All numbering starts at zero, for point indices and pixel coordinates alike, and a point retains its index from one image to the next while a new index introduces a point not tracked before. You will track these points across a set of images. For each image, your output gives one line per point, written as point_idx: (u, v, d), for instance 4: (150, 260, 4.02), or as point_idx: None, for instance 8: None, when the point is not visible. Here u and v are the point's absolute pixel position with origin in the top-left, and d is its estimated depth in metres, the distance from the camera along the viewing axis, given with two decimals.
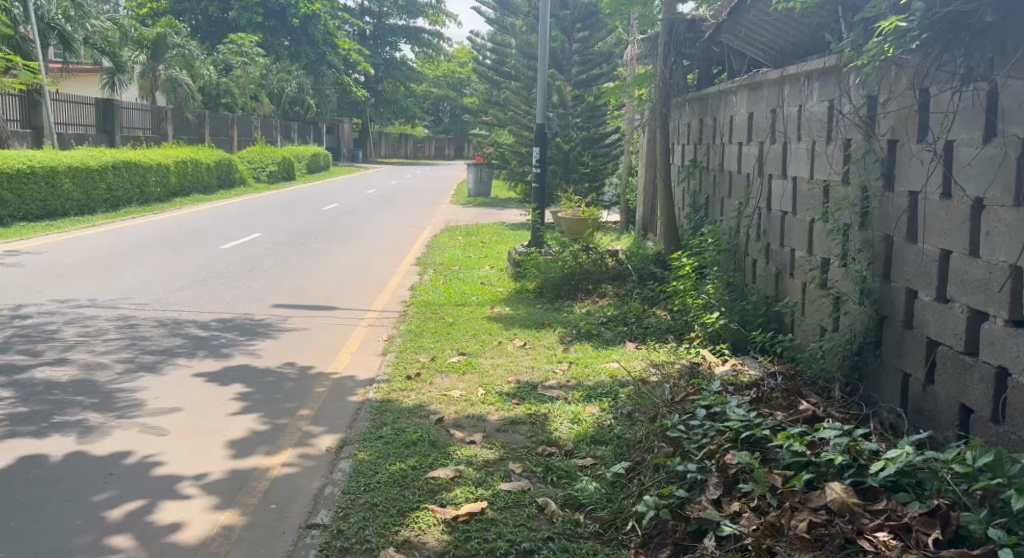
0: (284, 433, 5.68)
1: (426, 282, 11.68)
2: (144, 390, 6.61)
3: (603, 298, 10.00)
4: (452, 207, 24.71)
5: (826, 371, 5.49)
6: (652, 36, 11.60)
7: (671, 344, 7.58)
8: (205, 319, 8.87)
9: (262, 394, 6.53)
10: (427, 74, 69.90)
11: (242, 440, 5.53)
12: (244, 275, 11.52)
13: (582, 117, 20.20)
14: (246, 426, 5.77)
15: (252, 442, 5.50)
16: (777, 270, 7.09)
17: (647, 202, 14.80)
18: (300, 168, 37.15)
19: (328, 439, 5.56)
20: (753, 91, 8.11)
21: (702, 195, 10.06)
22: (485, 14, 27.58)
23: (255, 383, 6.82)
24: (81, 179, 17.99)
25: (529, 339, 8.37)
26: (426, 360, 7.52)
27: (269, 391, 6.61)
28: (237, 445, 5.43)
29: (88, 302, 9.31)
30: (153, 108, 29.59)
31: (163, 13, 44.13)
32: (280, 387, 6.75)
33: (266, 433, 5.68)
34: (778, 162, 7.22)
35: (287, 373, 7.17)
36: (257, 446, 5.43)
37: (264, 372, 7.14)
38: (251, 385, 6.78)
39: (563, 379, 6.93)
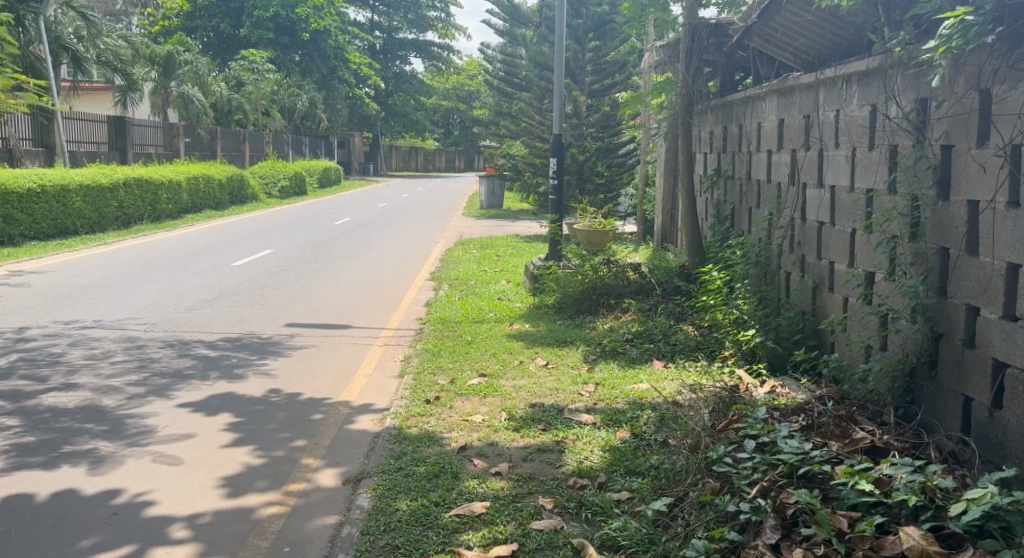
0: (285, 467, 5.34)
1: (442, 298, 11.33)
2: (152, 416, 6.28)
3: (626, 313, 9.62)
4: (463, 220, 24.38)
5: (876, 394, 5.13)
6: (672, 43, 11.29)
7: (703, 363, 7.27)
8: (213, 340, 8.55)
9: (254, 425, 6.19)
10: (437, 87, 69.86)
11: (235, 475, 5.19)
12: (255, 292, 11.21)
13: (597, 128, 19.90)
14: (241, 461, 5.43)
15: (250, 477, 5.16)
16: (814, 283, 6.77)
17: (667, 213, 14.42)
18: (311, 183, 36.94)
19: (328, 474, 5.21)
20: (784, 96, 7.77)
21: (727, 205, 9.73)
22: (495, 25, 27.36)
23: (247, 412, 6.47)
24: (92, 197, 17.78)
25: (551, 359, 7.99)
26: (444, 383, 7.16)
27: (262, 421, 6.26)
28: (233, 481, 5.10)
29: (94, 324, 9.01)
30: (165, 124, 29.42)
31: (175, 30, 44.15)
32: (273, 416, 6.40)
33: (265, 467, 5.33)
34: (814, 170, 6.89)
35: (287, 399, 6.83)
36: (255, 482, 5.09)
37: (263, 399, 6.81)
38: (241, 413, 6.44)
39: (590, 402, 6.56)
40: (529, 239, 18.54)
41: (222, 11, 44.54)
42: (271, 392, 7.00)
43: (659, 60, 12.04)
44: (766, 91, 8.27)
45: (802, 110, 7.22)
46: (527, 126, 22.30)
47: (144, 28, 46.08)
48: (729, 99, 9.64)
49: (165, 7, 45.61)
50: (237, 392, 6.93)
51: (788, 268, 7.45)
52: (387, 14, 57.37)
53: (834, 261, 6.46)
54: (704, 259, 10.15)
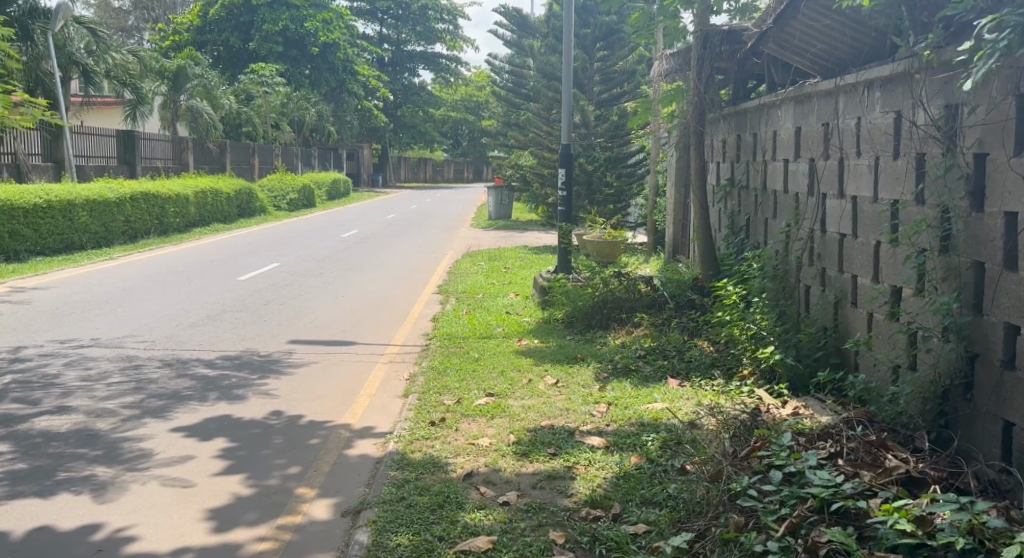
0: (275, 497, 5.09)
1: (448, 312, 11.06)
2: (147, 440, 6.03)
3: (638, 328, 9.34)
4: (472, 231, 24.15)
5: (907, 416, 4.86)
6: (682, 51, 11.06)
7: (720, 381, 7.07)
8: (213, 358, 8.29)
9: (249, 450, 5.94)
10: (446, 99, 69.78)
11: (224, 506, 4.95)
12: (259, 308, 10.98)
13: (606, 137, 19.63)
14: (230, 491, 5.19)
15: (238, 509, 4.92)
16: (835, 298, 6.56)
17: (679, 223, 14.13)
18: (320, 195, 36.77)
19: (322, 505, 4.97)
20: (801, 104, 7.53)
21: (741, 216, 9.50)
22: (503, 36, 27.19)
23: (243, 436, 6.22)
24: (99, 212, 17.59)
25: (561, 376, 7.71)
26: (450, 403, 6.89)
27: (257, 446, 6.01)
28: (219, 513, 4.86)
29: (92, 343, 8.77)
30: (174, 138, 29.29)
31: (185, 44, 44.15)
32: (269, 441, 6.15)
33: (255, 498, 5.09)
34: (835, 180, 6.65)
35: (285, 422, 6.57)
36: (243, 514, 4.85)
37: (260, 422, 6.55)
38: (236, 437, 6.18)
39: (602, 423, 6.29)
40: (538, 251, 18.27)
41: (232, 25, 44.53)
42: (270, 414, 6.75)
43: (669, 68, 11.79)
44: (781, 98, 8.04)
45: (820, 119, 6.98)
46: (535, 137, 22.05)
47: (155, 43, 46.09)
48: (742, 107, 9.39)
49: (175, 21, 45.62)
50: (234, 414, 6.68)
51: (809, 283, 7.24)
52: (395, 27, 57.34)
53: (856, 274, 6.26)
54: (719, 272, 9.82)
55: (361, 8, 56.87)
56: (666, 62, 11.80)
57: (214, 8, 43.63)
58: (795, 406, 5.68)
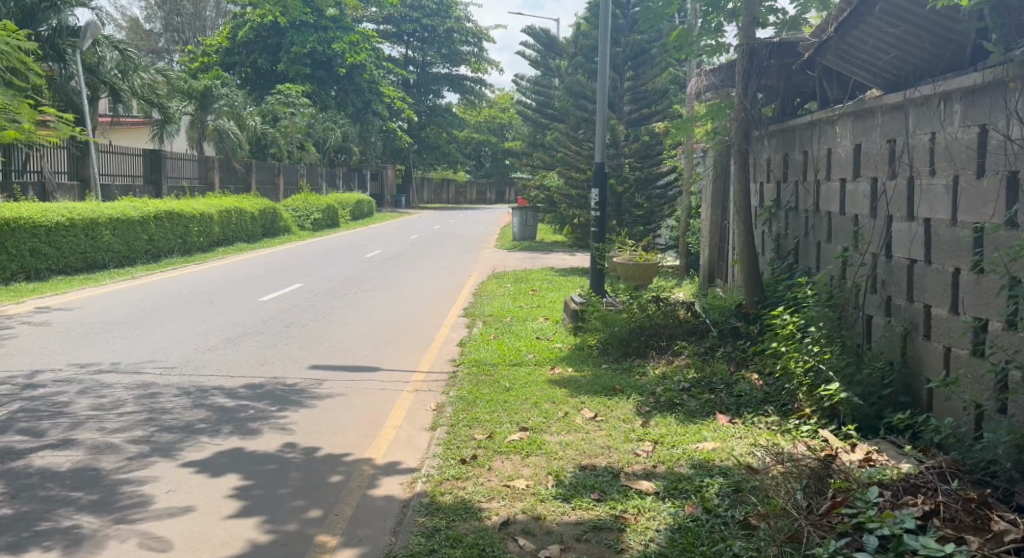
0: (291, 550, 4.67)
1: (476, 337, 10.57)
2: (153, 481, 5.57)
3: (679, 357, 8.79)
4: (497, 252, 23.71)
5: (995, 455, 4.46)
6: (725, 67, 10.62)
7: (775, 419, 6.72)
8: (232, 385, 7.82)
9: (265, 488, 5.49)
10: (471, 120, 69.54)
11: None
12: (280, 330, 10.54)
13: (636, 158, 19.12)
14: (242, 541, 4.77)
15: None
16: (903, 329, 6.38)
17: (713, 246, 13.64)
18: (344, 216, 36.46)
19: None
20: (861, 121, 7.19)
21: (792, 239, 9.19)
22: (530, 56, 26.81)
23: (259, 472, 5.74)
24: (121, 230, 17.22)
25: (600, 410, 7.20)
26: (481, 437, 6.38)
27: (274, 484, 5.53)
28: None
29: (109, 367, 8.32)
30: (200, 157, 29.06)
31: (213, 66, 44.09)
32: (286, 478, 5.67)
33: (268, 550, 4.67)
34: (903, 202, 6.34)
35: (302, 458, 6.07)
36: None
37: (277, 457, 6.06)
38: (251, 473, 5.71)
39: (649, 464, 5.88)
40: (566, 273, 17.77)
41: (260, 47, 44.49)
42: (289, 447, 6.28)
43: (710, 84, 11.25)
44: (836, 114, 7.71)
45: (886, 135, 6.65)
46: (563, 156, 21.55)
47: (184, 65, 46.05)
48: (792, 124, 9.02)
49: (205, 43, 45.62)
50: (248, 448, 6.21)
51: (874, 313, 6.92)
52: (421, 49, 57.32)
53: (930, 304, 6.03)
54: (765, 298, 9.27)
55: (388, 30, 56.85)
56: (706, 78, 11.27)
57: (242, 29, 43.60)
58: (867, 450, 5.42)
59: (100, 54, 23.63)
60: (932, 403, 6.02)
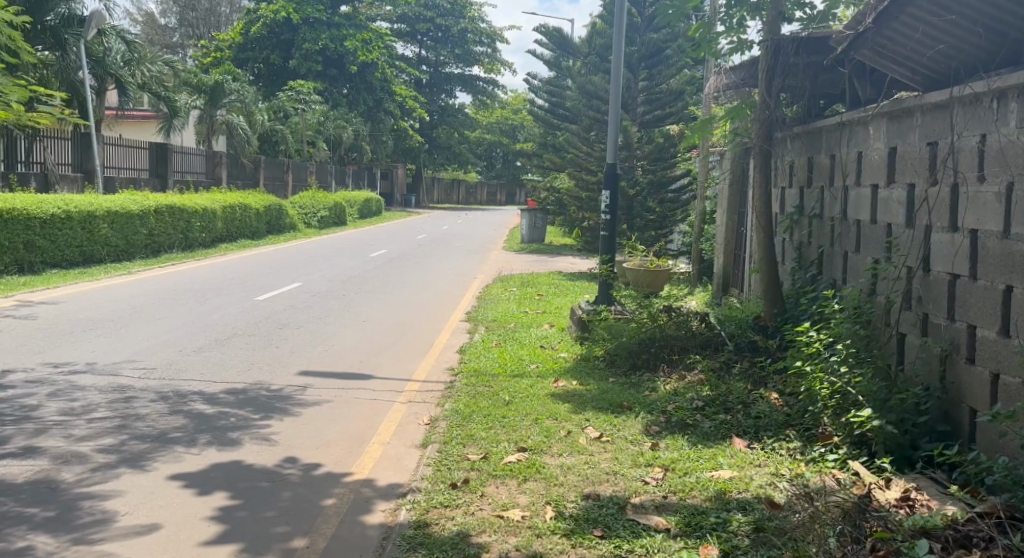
0: None
1: (477, 344, 10.00)
2: (119, 497, 5.00)
3: (691, 372, 8.24)
4: (505, 255, 23.12)
5: None
6: (744, 65, 10.07)
7: (799, 445, 6.23)
8: (217, 388, 7.24)
9: (247, 509, 4.93)
10: (482, 121, 68.94)
11: None
12: (272, 332, 10.00)
13: (649, 160, 18.50)
14: None
15: None
16: (942, 351, 5.95)
17: (729, 253, 13.10)
18: (351, 214, 35.90)
19: None
20: (897, 122, 6.77)
21: (816, 248, 8.73)
22: (543, 56, 26.23)
23: (244, 491, 5.17)
24: (119, 224, 16.70)
25: (606, 429, 6.66)
26: (475, 458, 5.81)
27: (259, 505, 4.97)
28: None
29: (85, 368, 7.77)
30: (207, 152, 28.51)
31: (225, 61, 43.54)
32: (272, 499, 5.09)
33: None
34: (946, 211, 5.93)
35: (289, 475, 5.47)
36: None
37: (261, 473, 5.46)
38: (234, 491, 5.15)
39: (659, 494, 5.36)
40: (575, 278, 17.18)
41: (273, 43, 43.96)
42: (274, 461, 5.70)
43: (731, 82, 10.60)
44: (868, 116, 7.29)
45: (926, 137, 6.25)
46: (575, 157, 20.97)
47: (196, 59, 45.47)
48: (818, 125, 8.57)
49: (217, 38, 45.09)
50: (231, 460, 5.63)
51: (909, 331, 6.47)
52: (434, 49, 56.85)
53: (974, 324, 5.63)
54: (784, 309, 8.88)
55: (401, 30, 56.35)
56: (726, 76, 10.63)
57: (255, 26, 43.09)
58: (905, 486, 4.97)
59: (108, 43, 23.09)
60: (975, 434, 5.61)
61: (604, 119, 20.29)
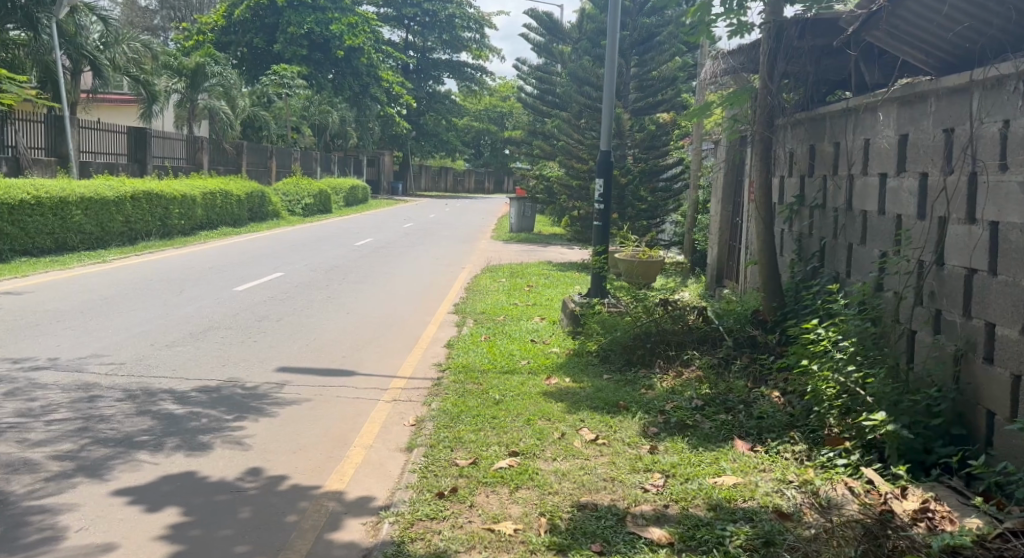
0: None
1: (465, 338, 9.63)
2: (70, 511, 4.62)
3: (689, 369, 7.91)
4: (492, 244, 22.76)
5: None
6: (744, 48, 9.72)
7: (804, 449, 5.91)
8: (188, 387, 6.85)
9: (205, 527, 4.54)
10: (471, 108, 68.41)
11: None
12: (250, 325, 9.61)
13: (640, 147, 18.16)
14: None
15: None
16: (957, 351, 5.62)
17: (723, 245, 12.79)
18: (336, 202, 35.41)
19: None
20: (909, 108, 6.46)
21: (819, 240, 8.40)
22: (533, 40, 25.80)
23: (201, 505, 4.78)
24: (94, 210, 16.24)
25: (602, 430, 6.32)
26: (463, 464, 5.45)
27: (217, 523, 4.58)
28: None
29: (47, 364, 7.37)
30: (188, 137, 27.99)
31: (208, 45, 42.81)
32: (232, 514, 4.70)
33: None
34: (962, 202, 5.62)
35: (255, 486, 5.08)
36: None
37: (225, 483, 5.08)
38: (191, 506, 4.75)
39: (660, 503, 5.01)
40: (564, 268, 16.83)
41: (256, 26, 43.22)
42: (241, 469, 5.30)
43: (729, 67, 10.26)
44: (877, 102, 6.98)
45: (941, 123, 5.95)
46: (565, 146, 20.39)
47: (178, 42, 44.65)
48: (821, 111, 8.26)
49: (199, 20, 44.27)
50: (194, 468, 5.24)
51: (920, 329, 6.15)
52: (421, 34, 56.17)
53: (992, 322, 5.31)
54: (784, 302, 8.56)
55: (388, 14, 55.62)
56: (725, 60, 10.28)
57: (239, 9, 42.33)
58: (923, 496, 4.65)
59: (80, 22, 22.22)
60: (993, 439, 5.29)
61: (595, 106, 19.86)
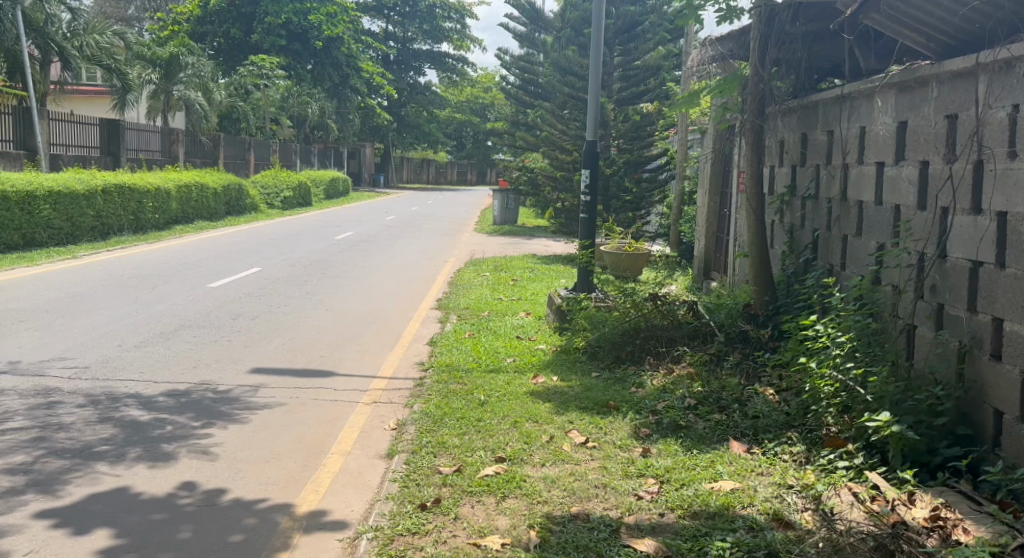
0: None
1: (448, 335, 9.33)
2: (15, 532, 4.30)
3: (680, 366, 7.65)
4: (475, 236, 22.44)
5: None
6: (736, 34, 9.47)
7: (803, 450, 5.66)
8: (154, 392, 6.53)
9: (139, 550, 4.19)
10: (452, 99, 67.94)
11: None
12: (224, 323, 9.27)
13: (625, 138, 18.04)
14: None
15: None
16: (962, 347, 5.38)
17: (711, 236, 12.55)
18: (316, 195, 34.95)
19: None
20: (908, 94, 6.23)
21: (812, 231, 8.15)
22: (514, 30, 25.47)
23: (139, 525, 4.43)
24: (64, 204, 15.82)
25: (591, 433, 6.05)
26: (447, 471, 5.16)
27: (156, 546, 4.24)
28: None
29: (6, 367, 7.03)
30: (163, 129, 27.48)
31: (184, 34, 42.12)
32: (169, 535, 4.35)
33: None
34: (968, 191, 5.38)
35: (190, 503, 4.72)
36: None
37: (175, 499, 4.75)
38: (124, 528, 4.40)
39: (655, 512, 4.74)
40: (549, 261, 16.54)
41: (233, 16, 42.56)
42: (196, 482, 4.97)
43: (719, 54, 9.99)
44: (874, 88, 6.74)
45: (943, 110, 5.72)
46: (548, 136, 20.16)
47: (153, 32, 43.88)
48: (814, 99, 8.01)
49: (174, 10, 43.52)
50: (147, 482, 4.91)
51: (920, 324, 5.90)
52: (402, 24, 55.57)
53: (1000, 318, 5.08)
54: (775, 297, 8.33)
55: (368, 4, 54.98)
56: (713, 47, 10.01)
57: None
58: (933, 504, 4.41)
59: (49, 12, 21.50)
60: (1001, 440, 5.05)
61: (579, 95, 19.50)
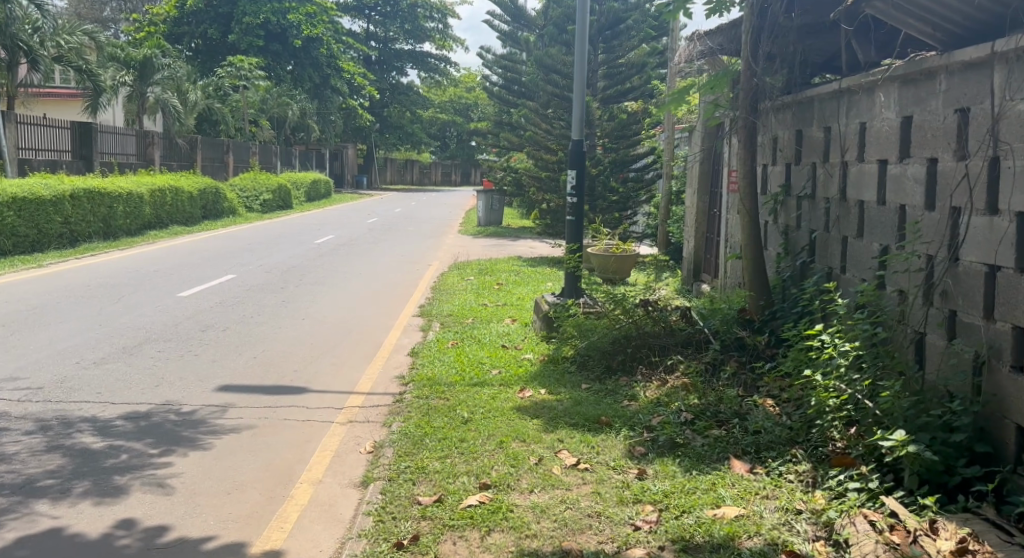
0: None
1: (431, 345, 8.93)
2: None
3: (674, 376, 7.26)
4: (459, 238, 22.07)
5: None
6: (727, 28, 9.07)
7: (809, 469, 5.27)
8: (110, 416, 6.21)
9: None
10: (435, 99, 67.47)
11: None
12: (193, 335, 8.86)
13: (611, 137, 17.65)
14: None
15: None
16: (980, 357, 5.00)
17: (701, 236, 12.19)
18: (298, 197, 34.42)
19: None
20: (913, 87, 5.84)
21: (809, 232, 7.75)
22: (497, 28, 25.07)
23: None
24: (30, 210, 15.33)
25: (582, 452, 5.65)
26: (426, 502, 4.80)
27: None
28: None
29: None
30: (138, 132, 26.97)
31: (161, 36, 41.48)
32: None
33: None
34: (984, 190, 5.01)
35: (130, 544, 4.43)
36: None
37: (117, 541, 4.45)
38: None
39: (655, 545, 4.35)
40: (534, 263, 16.19)
41: (211, 16, 41.93)
42: (140, 521, 4.68)
43: (708, 49, 9.54)
44: (875, 81, 6.35)
45: (953, 103, 5.35)
46: (531, 136, 19.82)
47: (129, 33, 43.15)
48: (809, 94, 7.63)
49: (150, 11, 42.82)
50: (89, 523, 4.63)
51: (931, 331, 5.51)
52: (383, 24, 55.05)
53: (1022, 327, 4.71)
54: (771, 301, 7.95)
55: (349, 4, 54.42)
56: (702, 42, 9.55)
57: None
58: (958, 535, 4.05)
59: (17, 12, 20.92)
60: None
61: (563, 94, 19.08)
